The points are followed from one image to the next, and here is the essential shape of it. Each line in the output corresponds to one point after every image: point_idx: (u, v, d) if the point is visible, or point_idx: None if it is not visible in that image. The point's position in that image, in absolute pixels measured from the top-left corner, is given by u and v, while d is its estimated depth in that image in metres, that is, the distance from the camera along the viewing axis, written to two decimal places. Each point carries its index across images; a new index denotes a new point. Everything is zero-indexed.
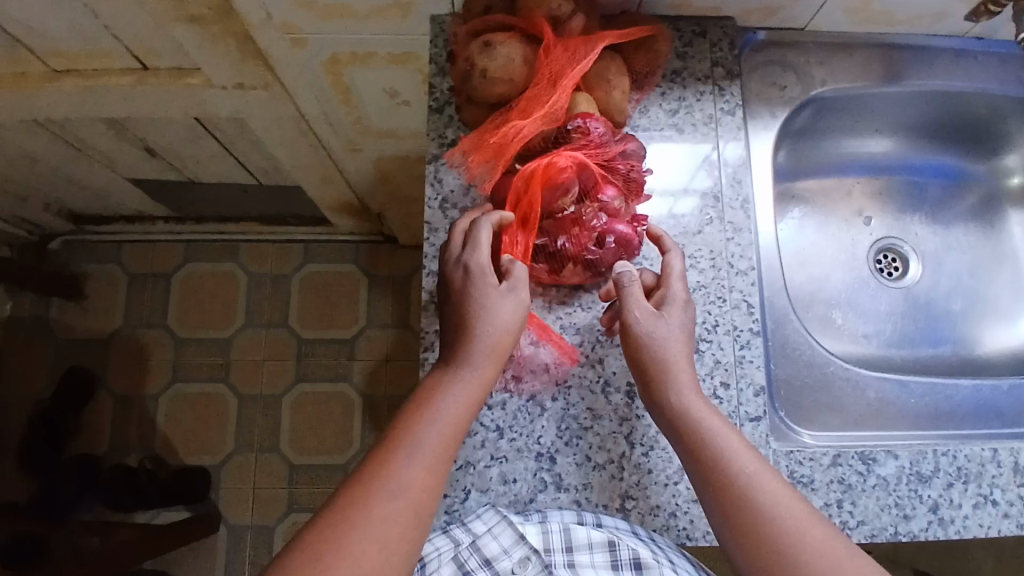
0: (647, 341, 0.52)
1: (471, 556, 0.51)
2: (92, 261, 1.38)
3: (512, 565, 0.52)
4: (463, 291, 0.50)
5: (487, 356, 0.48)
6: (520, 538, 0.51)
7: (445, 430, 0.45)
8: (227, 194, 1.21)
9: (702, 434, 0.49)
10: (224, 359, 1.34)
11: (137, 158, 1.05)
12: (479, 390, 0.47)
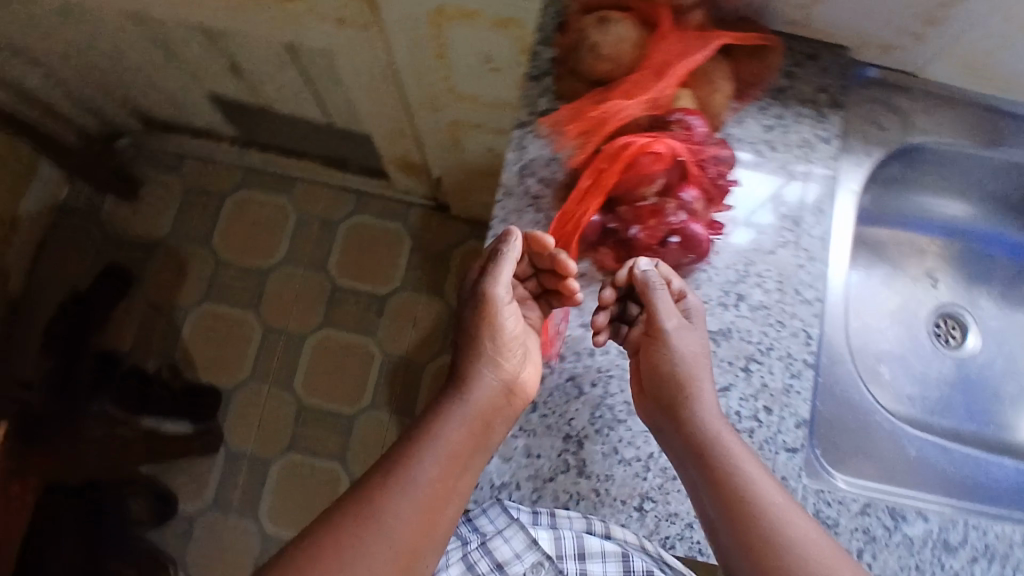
0: (670, 350, 0.54)
1: (482, 559, 0.55)
2: (153, 167, 1.40)
3: (523, 568, 0.55)
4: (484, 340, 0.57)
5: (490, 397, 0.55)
6: (532, 543, 0.54)
7: (447, 463, 0.51)
8: (296, 128, 1.22)
9: (719, 446, 0.51)
10: (258, 288, 1.35)
11: (218, 74, 1.06)
12: (487, 413, 0.54)
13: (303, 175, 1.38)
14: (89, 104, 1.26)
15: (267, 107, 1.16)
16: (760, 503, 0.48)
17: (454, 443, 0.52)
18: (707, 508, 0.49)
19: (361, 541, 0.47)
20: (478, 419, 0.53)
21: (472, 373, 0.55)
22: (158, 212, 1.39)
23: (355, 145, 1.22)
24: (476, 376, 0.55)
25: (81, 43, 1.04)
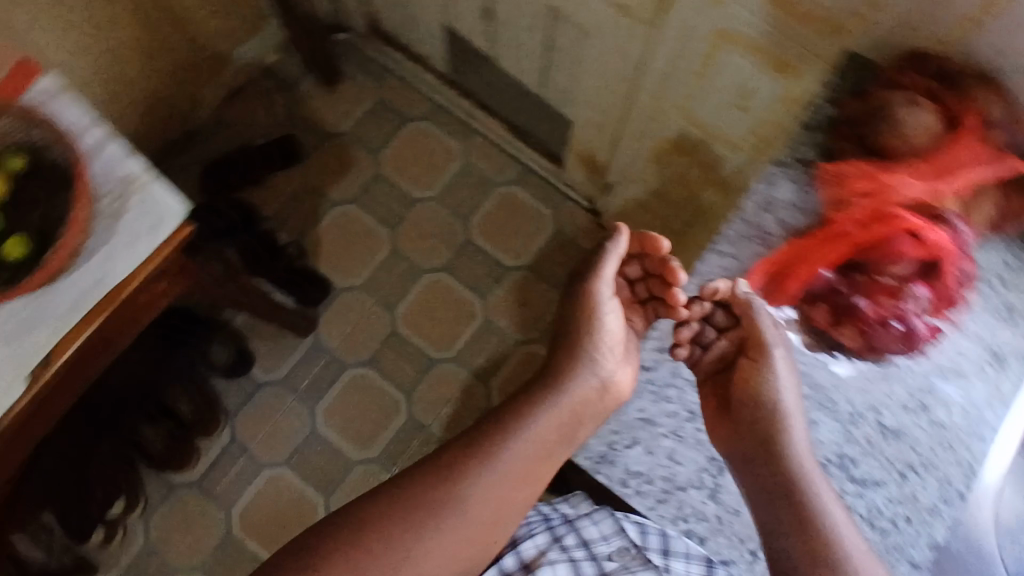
0: (770, 375, 0.64)
1: (572, 538, 0.82)
2: (356, 66, 1.47)
3: (609, 550, 0.80)
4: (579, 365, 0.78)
5: (577, 400, 0.77)
6: (620, 531, 0.80)
7: (532, 445, 0.74)
8: (503, 87, 1.25)
9: (801, 475, 0.59)
10: (401, 212, 1.41)
11: (467, 12, 1.11)
12: (578, 407, 0.77)
13: (485, 131, 1.42)
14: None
15: (489, 59, 1.20)
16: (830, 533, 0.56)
17: (549, 423, 0.75)
18: (784, 530, 0.58)
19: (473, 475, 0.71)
20: (571, 411, 0.77)
21: (571, 375, 0.78)
22: (344, 107, 1.45)
23: (548, 125, 1.25)
24: (576, 376, 0.78)
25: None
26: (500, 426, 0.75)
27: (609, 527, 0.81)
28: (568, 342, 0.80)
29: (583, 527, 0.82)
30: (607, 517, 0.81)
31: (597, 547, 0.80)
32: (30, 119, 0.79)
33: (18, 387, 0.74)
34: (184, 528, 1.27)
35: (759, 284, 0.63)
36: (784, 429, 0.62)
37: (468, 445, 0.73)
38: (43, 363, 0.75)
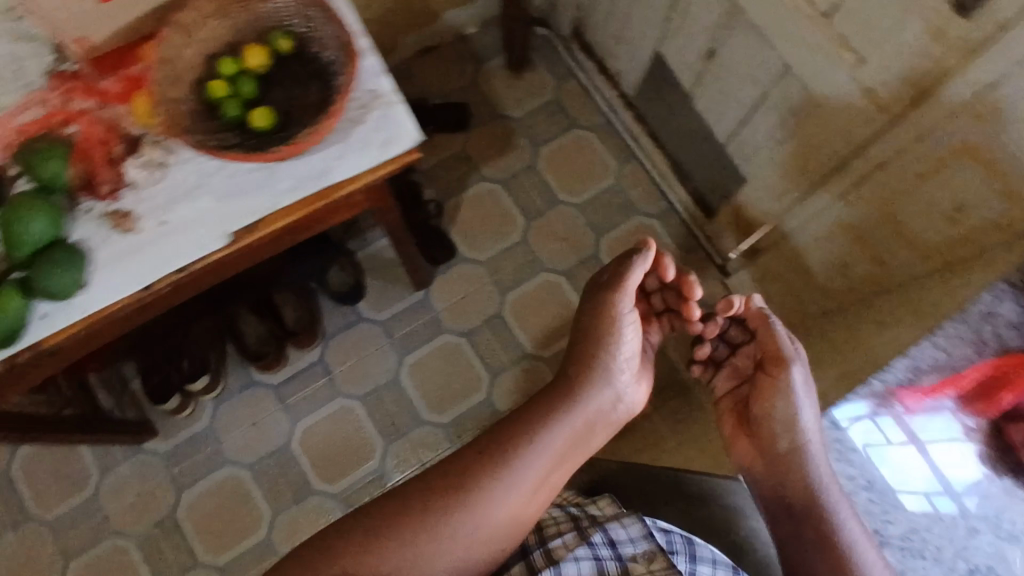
0: (785, 389, 0.80)
1: (600, 538, 0.77)
2: (545, 60, 1.52)
3: (636, 552, 0.75)
4: (596, 378, 0.83)
5: (593, 408, 0.81)
6: (646, 534, 0.76)
7: (550, 448, 0.76)
8: (686, 122, 1.28)
9: (819, 489, 0.72)
10: (541, 207, 1.44)
11: (689, 44, 1.14)
12: (593, 417, 0.82)
13: (644, 158, 1.45)
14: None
15: (685, 94, 1.23)
16: (855, 562, 0.66)
17: (567, 426, 0.79)
18: (809, 548, 0.71)
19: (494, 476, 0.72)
20: (583, 421, 0.81)
21: (588, 388, 0.82)
22: (521, 93, 1.50)
23: (716, 173, 1.27)
24: (595, 391, 0.82)
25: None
26: (514, 434, 0.76)
27: (637, 531, 0.77)
28: (584, 356, 0.84)
29: (614, 528, 0.78)
30: (637, 519, 0.78)
31: (625, 548, 0.75)
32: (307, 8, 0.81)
33: (218, 242, 0.77)
34: (249, 425, 1.32)
35: (971, 386, 0.67)
36: (801, 449, 0.76)
37: (485, 447, 0.75)
38: (249, 228, 0.78)
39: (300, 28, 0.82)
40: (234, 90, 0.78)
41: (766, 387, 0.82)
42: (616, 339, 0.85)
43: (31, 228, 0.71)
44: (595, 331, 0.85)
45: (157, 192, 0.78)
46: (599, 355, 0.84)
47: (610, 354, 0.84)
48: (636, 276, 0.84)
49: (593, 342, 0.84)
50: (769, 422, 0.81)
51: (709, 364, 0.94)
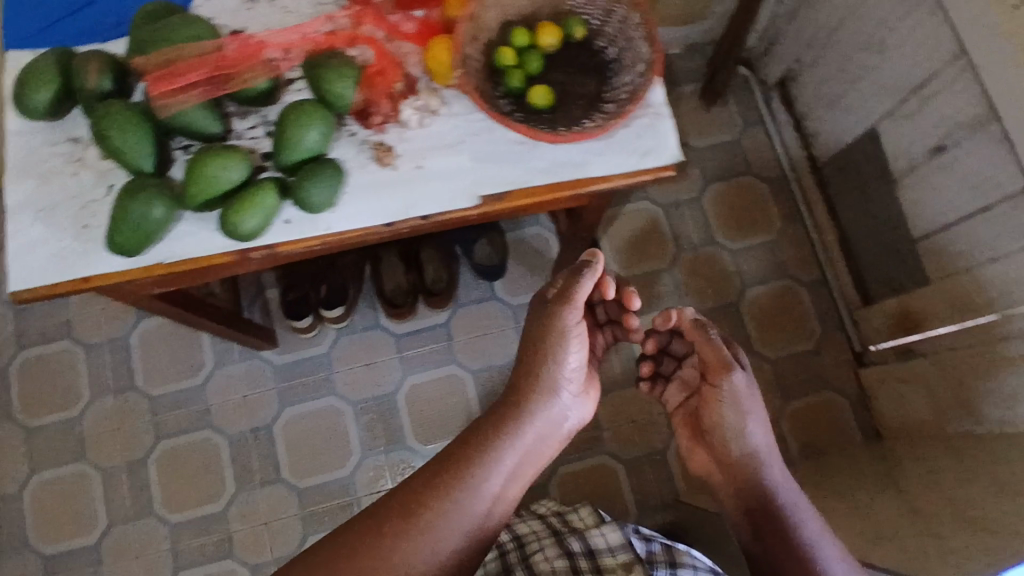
0: (727, 395, 0.88)
1: (578, 547, 0.81)
2: (738, 101, 1.51)
3: (614, 556, 0.80)
4: (540, 396, 0.85)
5: (540, 422, 0.85)
6: (624, 542, 0.81)
7: (502, 462, 0.80)
8: (876, 204, 1.26)
9: (769, 496, 0.83)
10: (695, 242, 1.43)
11: (917, 133, 1.13)
12: (541, 430, 0.85)
13: (810, 224, 1.43)
14: (782, 30, 1.37)
15: (888, 178, 1.22)
16: (813, 556, 0.76)
17: (522, 440, 0.82)
18: (768, 556, 0.79)
19: (455, 490, 0.76)
20: (531, 435, 0.84)
21: (538, 405, 0.85)
22: (705, 125, 1.49)
23: (891, 262, 1.26)
24: (540, 408, 0.85)
25: (875, 15, 1.14)
26: (467, 451, 0.79)
27: (616, 539, 0.82)
28: (528, 371, 0.86)
29: (592, 535, 0.82)
30: (616, 528, 0.82)
31: (603, 557, 0.80)
32: None
33: (465, 202, 0.78)
34: (362, 365, 1.34)
35: None
36: (752, 459, 0.87)
37: (449, 463, 0.78)
38: (497, 197, 0.79)
39: (594, 20, 0.82)
40: (522, 63, 0.79)
41: (712, 396, 0.90)
42: (566, 356, 0.86)
43: (308, 139, 0.73)
44: (537, 347, 0.86)
45: (421, 137, 0.79)
46: (542, 374, 0.86)
47: (557, 372, 0.86)
48: (585, 289, 0.84)
49: (539, 359, 0.86)
50: (720, 431, 0.90)
51: (660, 376, 1.04)
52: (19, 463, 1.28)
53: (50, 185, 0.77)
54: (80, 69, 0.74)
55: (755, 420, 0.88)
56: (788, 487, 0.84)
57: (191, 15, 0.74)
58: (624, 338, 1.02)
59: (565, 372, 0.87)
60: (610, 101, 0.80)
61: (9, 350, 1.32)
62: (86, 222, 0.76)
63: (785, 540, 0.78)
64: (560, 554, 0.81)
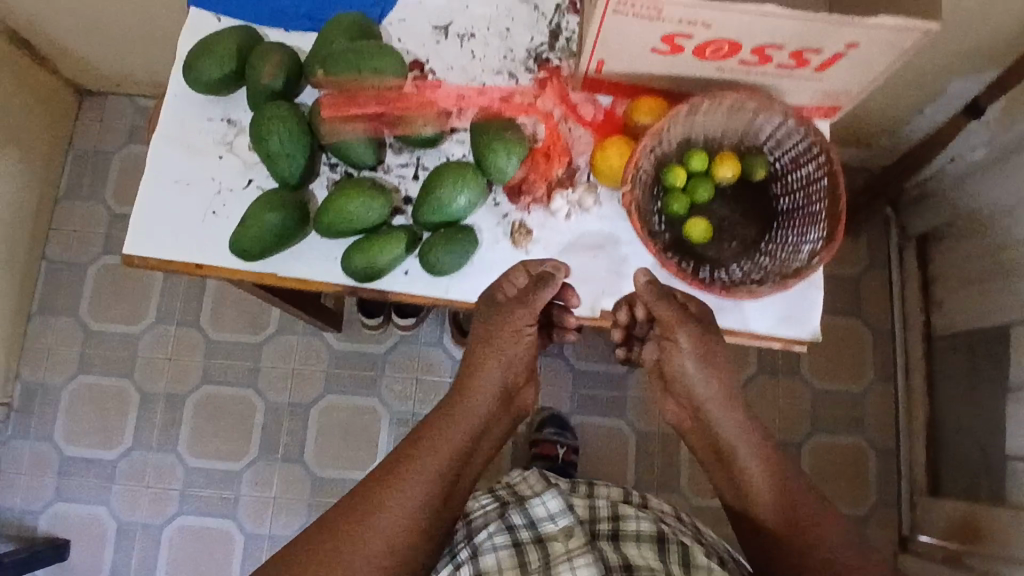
0: (684, 353, 0.70)
1: (519, 521, 0.80)
2: (869, 241, 1.44)
3: (557, 526, 0.79)
4: (479, 389, 0.71)
5: (482, 418, 0.71)
6: (566, 509, 0.80)
7: (432, 463, 0.67)
8: (981, 402, 1.17)
9: (751, 469, 0.70)
10: (778, 366, 1.38)
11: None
12: (484, 428, 0.71)
13: (902, 391, 1.36)
14: (940, 187, 1.29)
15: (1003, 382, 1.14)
16: (809, 536, 0.66)
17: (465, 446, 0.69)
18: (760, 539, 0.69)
19: (395, 509, 0.64)
20: (468, 433, 0.69)
21: (477, 395, 0.71)
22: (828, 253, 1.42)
23: (975, 465, 1.18)
24: (480, 400, 0.71)
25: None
26: (402, 455, 0.67)
27: (556, 505, 0.81)
28: (470, 362, 0.72)
29: (534, 505, 0.81)
30: (555, 495, 0.81)
31: (546, 526, 0.80)
32: (802, 152, 0.74)
33: (583, 312, 0.74)
34: (412, 377, 1.32)
35: None
36: (723, 411, 0.71)
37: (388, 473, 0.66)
38: (616, 316, 0.74)
39: (777, 164, 0.77)
40: (690, 188, 0.75)
41: (673, 360, 0.71)
42: (522, 355, 0.73)
43: (453, 203, 0.71)
44: (487, 337, 0.72)
45: (565, 230, 0.76)
46: (483, 366, 0.71)
47: (510, 372, 0.72)
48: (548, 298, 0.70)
49: (483, 349, 0.72)
50: (690, 393, 0.72)
51: (636, 340, 0.77)
52: (71, 357, 1.32)
53: (194, 159, 0.76)
54: (259, 61, 0.73)
55: (723, 371, 0.71)
56: (761, 443, 0.70)
57: (384, 44, 0.71)
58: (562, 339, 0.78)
59: (515, 363, 0.73)
60: (766, 255, 0.75)
61: (96, 249, 1.36)
62: (216, 208, 0.75)
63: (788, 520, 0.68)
64: (501, 528, 0.80)
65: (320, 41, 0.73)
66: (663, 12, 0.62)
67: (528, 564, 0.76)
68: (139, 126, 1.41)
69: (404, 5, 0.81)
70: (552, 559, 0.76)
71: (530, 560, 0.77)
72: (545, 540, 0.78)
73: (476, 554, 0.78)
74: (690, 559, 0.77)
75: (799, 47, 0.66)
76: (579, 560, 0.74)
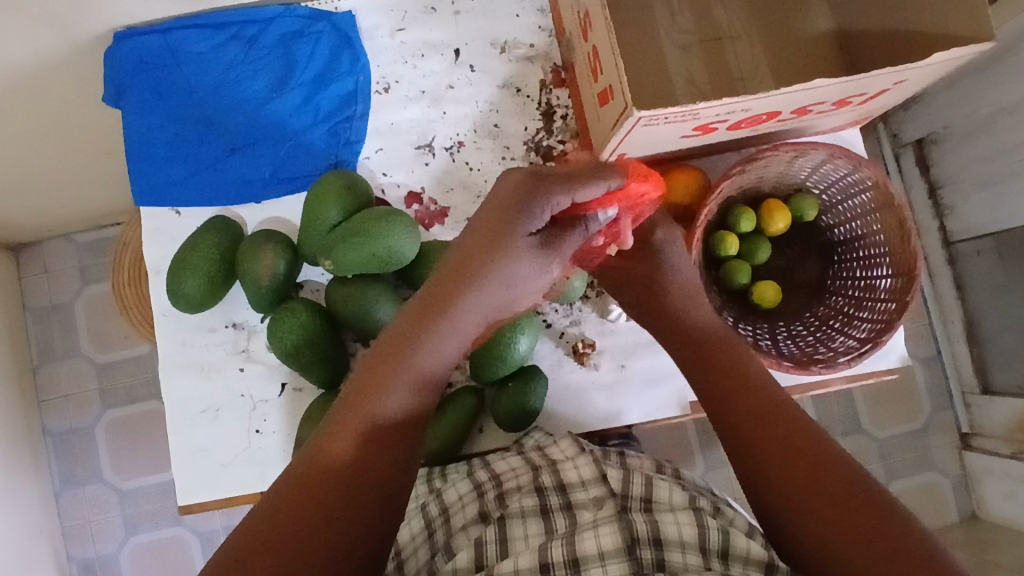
0: (725, 357, 0.57)
1: (549, 478, 0.58)
2: None
3: (585, 496, 0.57)
4: (482, 250, 0.51)
5: (470, 282, 0.51)
6: (600, 477, 0.57)
7: (404, 353, 0.48)
8: (1009, 296, 0.93)
9: (783, 438, 0.49)
10: None
11: (993, 230, 0.93)
12: (474, 293, 0.51)
13: (928, 296, 1.08)
14: None
15: (962, 276, 1.02)
16: (839, 520, 0.44)
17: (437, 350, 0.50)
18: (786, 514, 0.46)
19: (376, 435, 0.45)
20: (445, 308, 0.50)
21: (480, 259, 0.51)
22: None
23: None
24: (486, 259, 0.51)
25: (942, 112, 0.96)
26: (382, 358, 0.48)
27: (589, 472, 0.58)
28: (474, 230, 0.52)
29: (563, 467, 0.59)
30: (591, 460, 0.59)
31: (574, 493, 0.57)
32: (851, 184, 0.69)
33: (673, 411, 0.70)
34: None
35: None
36: (761, 393, 0.53)
37: (365, 388, 0.47)
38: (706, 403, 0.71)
39: (825, 195, 0.72)
40: (747, 252, 0.69)
41: (705, 343, 0.58)
42: (510, 208, 0.51)
43: (515, 354, 0.64)
44: (488, 210, 0.52)
45: (628, 331, 0.71)
46: (486, 222, 0.51)
47: (498, 242, 0.51)
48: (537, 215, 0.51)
49: (487, 223, 0.51)
50: (729, 372, 0.55)
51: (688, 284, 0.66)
52: (114, 522, 1.11)
53: (214, 380, 0.69)
54: (250, 258, 0.63)
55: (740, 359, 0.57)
56: (783, 415, 0.51)
57: (380, 209, 0.63)
58: (651, 421, 0.70)
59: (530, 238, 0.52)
60: (836, 294, 0.72)
61: (96, 405, 1.12)
62: (259, 425, 0.68)
63: (809, 470, 0.47)
64: (529, 493, 0.57)
65: (309, 215, 0.65)
66: (699, 113, 0.55)
67: (551, 532, 0.54)
68: (92, 263, 1.13)
69: (377, 132, 0.72)
70: (576, 526, 0.53)
71: (554, 528, 0.54)
72: (574, 508, 0.56)
73: (498, 518, 0.55)
74: (728, 546, 0.50)
75: (843, 96, 0.59)
76: (604, 526, 0.50)
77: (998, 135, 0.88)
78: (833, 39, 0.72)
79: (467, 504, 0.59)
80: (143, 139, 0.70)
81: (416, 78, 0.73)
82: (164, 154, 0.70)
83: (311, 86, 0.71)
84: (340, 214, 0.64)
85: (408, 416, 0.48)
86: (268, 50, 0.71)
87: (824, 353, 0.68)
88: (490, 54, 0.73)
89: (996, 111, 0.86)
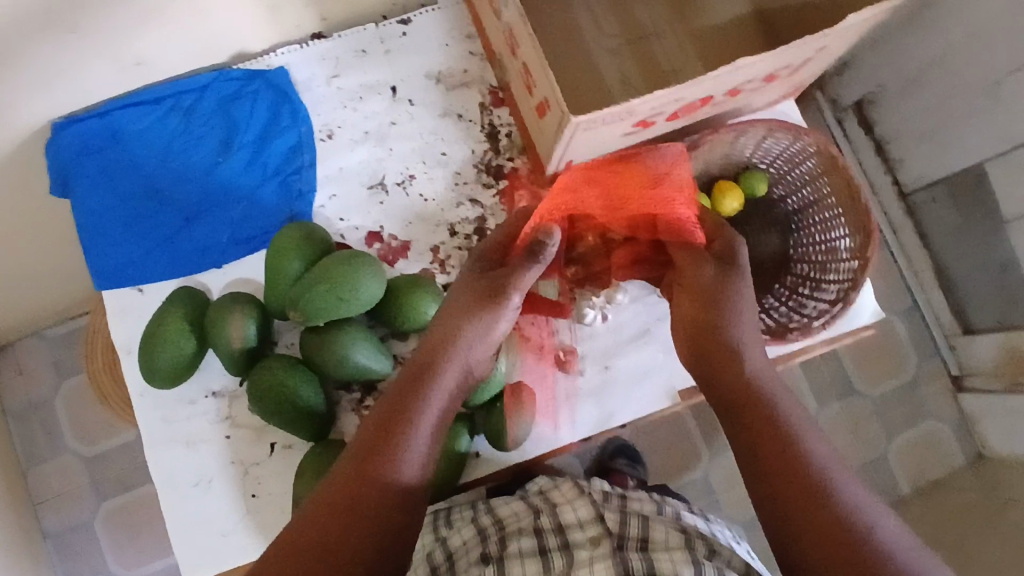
0: (753, 378, 0.54)
1: (548, 522, 0.57)
2: None
3: (583, 534, 0.55)
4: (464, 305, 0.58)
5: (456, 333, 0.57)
6: (597, 517, 0.56)
7: (399, 421, 0.50)
8: (969, 236, 0.95)
9: (789, 450, 0.48)
10: None
11: (942, 174, 0.95)
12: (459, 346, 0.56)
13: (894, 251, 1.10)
14: None
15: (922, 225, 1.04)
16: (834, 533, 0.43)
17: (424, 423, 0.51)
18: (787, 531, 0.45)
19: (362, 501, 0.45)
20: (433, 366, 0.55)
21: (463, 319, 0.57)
22: None
23: (1000, 293, 0.94)
24: (467, 316, 0.58)
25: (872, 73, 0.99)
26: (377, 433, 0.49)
27: (588, 512, 0.57)
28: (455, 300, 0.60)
29: (563, 511, 0.58)
30: (589, 501, 0.58)
31: (572, 532, 0.56)
32: (794, 153, 0.71)
33: (663, 401, 0.71)
34: None
35: None
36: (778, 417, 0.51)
37: (356, 463, 0.48)
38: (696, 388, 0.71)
39: (773, 168, 0.74)
40: None
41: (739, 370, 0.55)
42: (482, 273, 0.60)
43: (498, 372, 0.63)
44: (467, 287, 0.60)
45: (605, 333, 0.72)
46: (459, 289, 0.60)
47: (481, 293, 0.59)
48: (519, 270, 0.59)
49: (466, 292, 0.60)
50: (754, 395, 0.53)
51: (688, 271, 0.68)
52: None
53: (201, 451, 0.68)
54: (220, 323, 0.63)
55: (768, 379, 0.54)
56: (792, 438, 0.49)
57: (343, 251, 0.63)
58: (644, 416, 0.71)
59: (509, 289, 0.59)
60: (801, 261, 0.74)
61: (90, 497, 1.10)
62: (255, 489, 0.68)
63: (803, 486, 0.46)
64: (527, 535, 0.56)
65: (271, 270, 0.65)
66: (635, 109, 0.57)
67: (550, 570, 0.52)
68: (64, 356, 1.11)
69: (328, 179, 0.72)
70: (572, 566, 0.51)
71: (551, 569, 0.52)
72: (571, 547, 0.54)
73: (496, 558, 0.54)
74: None
75: (770, 71, 0.61)
76: (600, 562, 0.51)
77: (929, 84, 0.91)
78: (754, 20, 0.75)
79: (471, 548, 0.58)
80: (95, 219, 0.70)
81: (358, 120, 0.73)
82: (118, 233, 0.70)
83: (256, 145, 0.72)
84: (303, 264, 0.64)
85: (395, 486, 0.47)
86: (208, 116, 0.71)
87: (799, 320, 0.69)
88: (427, 86, 0.74)
89: (923, 62, 0.89)
